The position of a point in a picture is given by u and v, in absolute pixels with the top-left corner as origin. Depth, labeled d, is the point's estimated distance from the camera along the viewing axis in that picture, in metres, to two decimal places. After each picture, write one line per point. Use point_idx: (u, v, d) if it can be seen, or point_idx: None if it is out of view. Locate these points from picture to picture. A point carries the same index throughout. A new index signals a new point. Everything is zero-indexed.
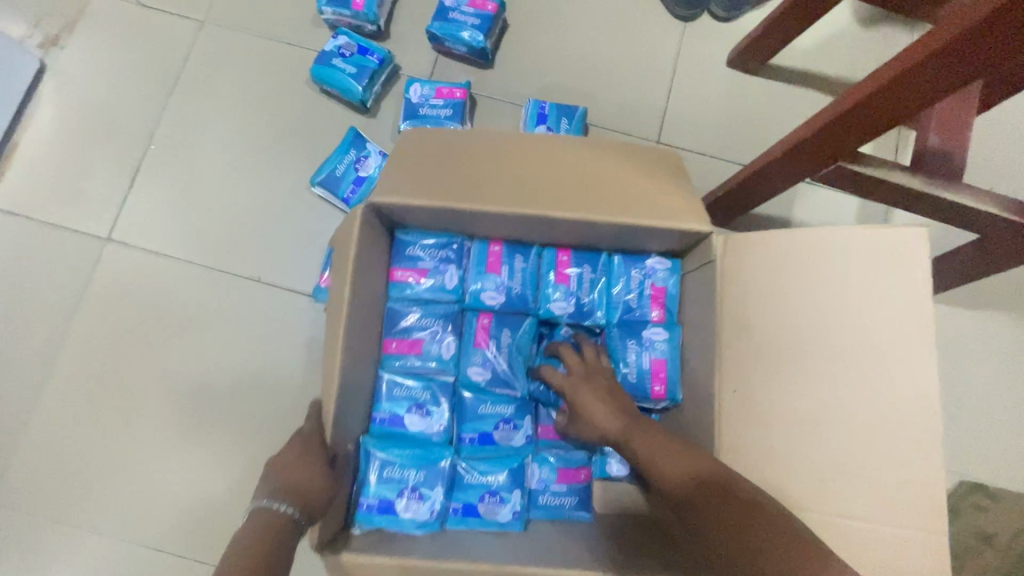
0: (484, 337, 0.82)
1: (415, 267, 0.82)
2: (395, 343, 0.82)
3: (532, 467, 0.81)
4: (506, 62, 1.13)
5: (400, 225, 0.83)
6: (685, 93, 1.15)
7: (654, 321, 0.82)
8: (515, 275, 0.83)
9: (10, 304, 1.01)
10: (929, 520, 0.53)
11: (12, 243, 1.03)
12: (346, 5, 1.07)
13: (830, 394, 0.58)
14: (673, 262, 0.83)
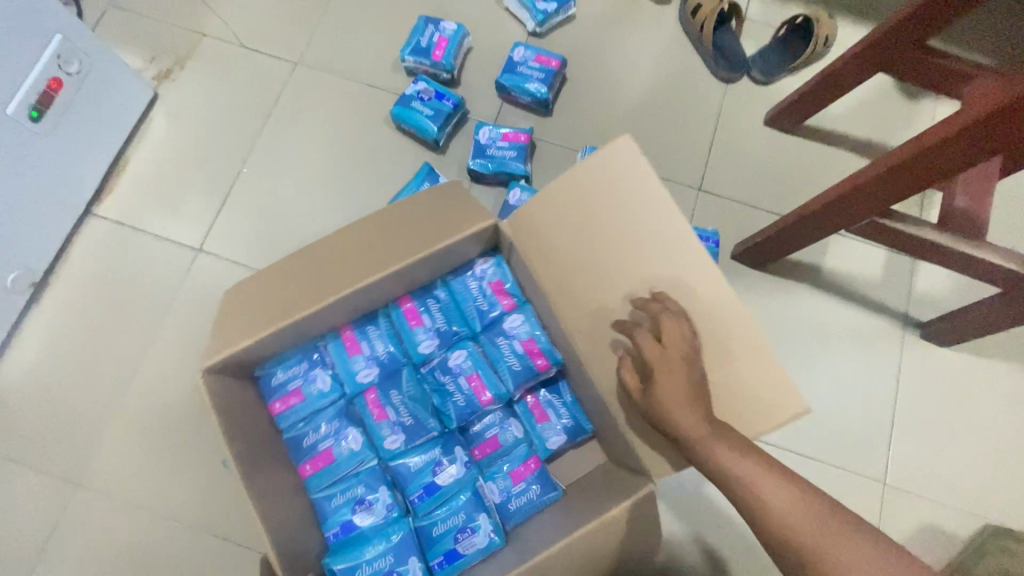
0: (379, 410, 0.92)
1: (287, 392, 0.93)
2: (309, 463, 0.91)
3: (487, 486, 0.92)
4: (564, 112, 1.26)
5: (255, 366, 0.93)
6: (724, 147, 1.26)
7: (508, 310, 0.97)
8: (372, 347, 0.96)
9: (107, 304, 1.12)
10: (748, 348, 0.69)
11: (115, 248, 1.15)
12: (426, 56, 1.21)
13: (653, 264, 0.73)
14: (497, 257, 0.98)
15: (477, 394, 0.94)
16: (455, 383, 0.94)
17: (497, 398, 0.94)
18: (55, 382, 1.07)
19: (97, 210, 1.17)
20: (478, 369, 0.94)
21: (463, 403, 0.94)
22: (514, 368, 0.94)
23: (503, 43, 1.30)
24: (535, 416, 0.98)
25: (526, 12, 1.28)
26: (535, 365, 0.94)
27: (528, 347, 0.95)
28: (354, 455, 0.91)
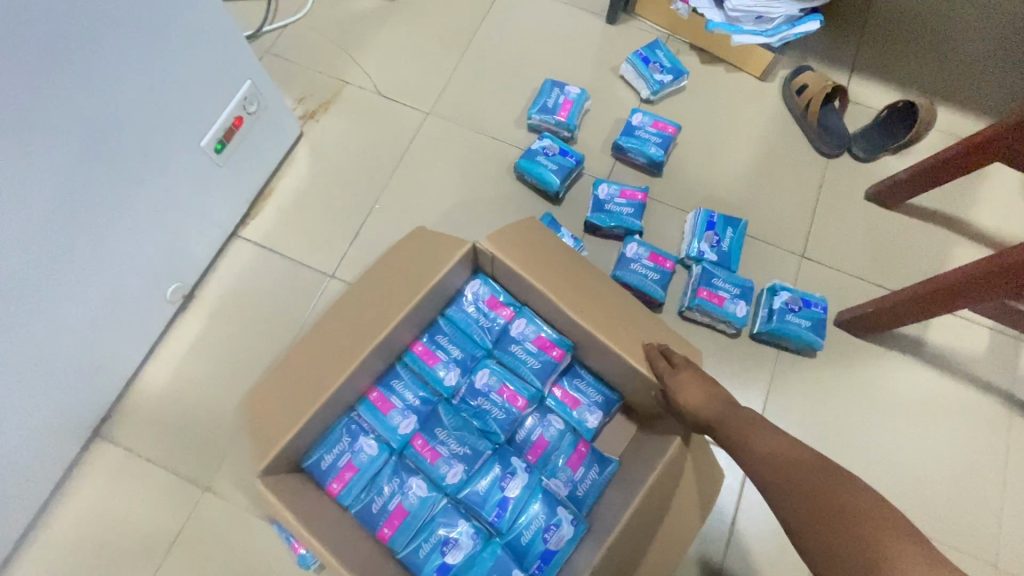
0: (431, 452, 0.99)
1: (339, 469, 0.96)
2: (387, 525, 0.95)
3: (551, 482, 1.00)
4: (674, 174, 1.34)
5: (303, 456, 0.97)
6: (826, 217, 1.31)
7: (508, 319, 1.04)
8: (406, 396, 1.02)
9: (244, 321, 1.20)
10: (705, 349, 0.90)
11: (255, 270, 1.24)
12: (552, 115, 1.32)
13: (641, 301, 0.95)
14: (482, 277, 1.05)
15: (511, 403, 1.01)
16: (487, 401, 1.01)
17: (530, 400, 1.01)
18: (193, 389, 1.14)
19: (242, 232, 1.27)
20: (505, 380, 1.02)
21: (503, 416, 1.00)
22: (536, 367, 1.02)
23: (618, 107, 1.41)
24: (568, 404, 1.06)
25: (644, 82, 1.38)
26: (550, 357, 1.01)
27: (540, 343, 1.02)
28: (424, 501, 0.96)
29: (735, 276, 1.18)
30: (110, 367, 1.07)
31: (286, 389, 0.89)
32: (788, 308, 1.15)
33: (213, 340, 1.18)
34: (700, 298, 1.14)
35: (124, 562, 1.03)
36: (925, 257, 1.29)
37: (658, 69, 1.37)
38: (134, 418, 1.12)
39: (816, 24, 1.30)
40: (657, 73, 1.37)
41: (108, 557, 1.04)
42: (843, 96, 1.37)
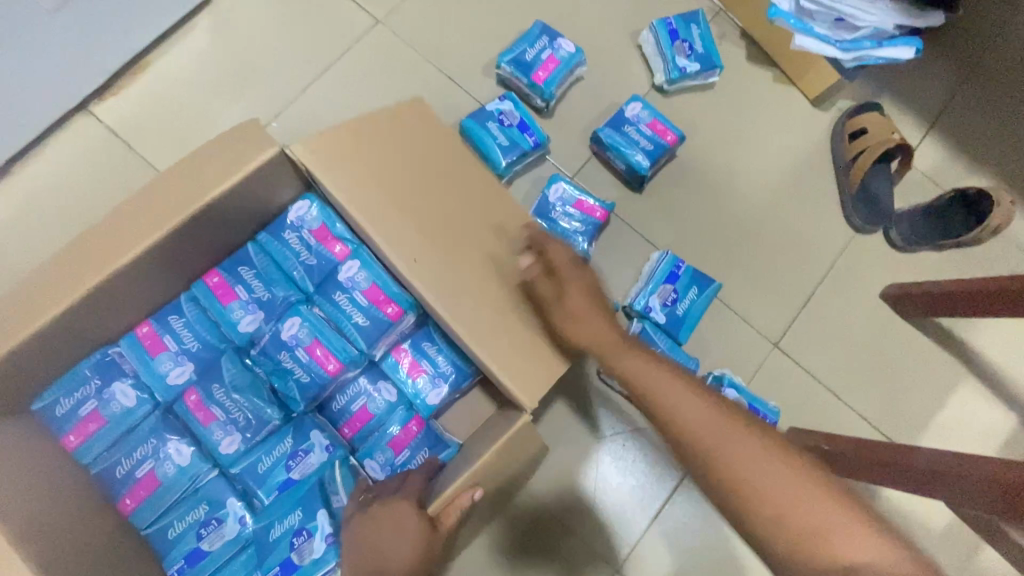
0: (202, 411, 0.73)
1: (80, 419, 0.72)
2: (129, 496, 0.70)
3: (363, 465, 0.78)
4: (658, 194, 1.03)
5: (30, 399, 0.72)
6: (823, 305, 1.03)
7: (339, 258, 0.79)
8: (185, 337, 0.76)
9: (64, 226, 0.94)
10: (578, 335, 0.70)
11: (98, 163, 0.97)
12: (526, 72, 0.98)
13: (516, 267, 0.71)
14: (312, 197, 0.80)
15: (320, 363, 0.76)
16: (291, 358, 0.76)
17: (348, 362, 0.77)
18: None
19: (93, 109, 0.99)
20: (318, 335, 0.77)
21: (309, 379, 0.76)
22: (362, 326, 0.77)
23: (620, 87, 1.08)
24: (405, 370, 0.81)
25: (662, 62, 1.04)
26: (382, 314, 0.78)
27: (373, 296, 0.78)
28: (183, 473, 0.72)
29: (678, 350, 0.92)
30: None
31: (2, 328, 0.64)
32: None
33: (16, 238, 0.93)
34: None
35: None
36: (924, 393, 1.01)
37: (684, 50, 1.03)
38: None
39: (909, 52, 0.95)
40: (681, 56, 1.03)
41: None
42: (906, 157, 1.04)
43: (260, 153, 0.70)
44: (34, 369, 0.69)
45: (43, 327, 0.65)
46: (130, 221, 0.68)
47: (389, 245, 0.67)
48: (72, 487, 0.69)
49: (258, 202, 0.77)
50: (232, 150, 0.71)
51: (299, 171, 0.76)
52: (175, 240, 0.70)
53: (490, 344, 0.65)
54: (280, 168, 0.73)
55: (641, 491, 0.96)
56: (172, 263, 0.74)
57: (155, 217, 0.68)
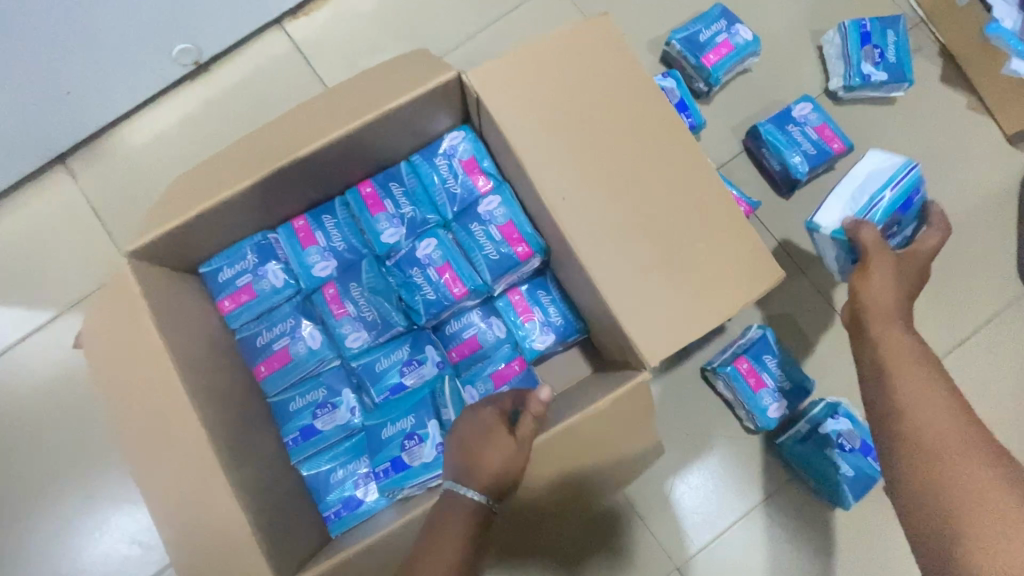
0: (337, 305, 0.80)
1: (236, 288, 0.81)
2: (264, 364, 0.79)
3: (465, 390, 0.82)
4: (806, 203, 0.98)
5: (200, 262, 0.82)
6: (967, 359, 0.93)
7: (482, 192, 0.83)
8: (333, 236, 0.82)
9: (243, 124, 1.05)
10: (719, 308, 0.67)
11: (280, 72, 1.07)
12: (695, 53, 0.96)
13: (664, 228, 0.68)
14: (466, 129, 0.84)
15: (448, 285, 0.80)
16: (422, 276, 0.81)
17: (471, 291, 0.81)
18: (164, 167, 1.04)
19: (286, 24, 1.09)
20: (450, 260, 0.81)
21: (434, 298, 0.81)
22: (491, 260, 0.80)
23: (789, 84, 1.02)
24: (517, 312, 0.86)
25: (843, 65, 0.97)
26: (512, 252, 0.80)
27: (507, 233, 0.80)
28: (312, 355, 0.79)
29: (794, 366, 0.87)
30: (88, 104, 0.96)
31: (200, 192, 0.73)
32: (836, 441, 0.84)
33: (203, 125, 1.05)
34: (735, 368, 0.86)
35: (33, 295, 1.01)
36: None
37: (873, 57, 0.95)
38: (99, 164, 1.04)
39: None
40: (867, 62, 0.96)
41: (22, 283, 1.01)
42: None
43: (437, 76, 0.74)
44: (213, 235, 0.78)
45: (229, 198, 0.73)
46: (321, 122, 0.75)
47: (544, 188, 0.69)
48: (223, 344, 0.79)
49: (422, 128, 0.82)
50: (414, 74, 0.76)
51: (462, 101, 0.80)
52: (348, 146, 0.76)
53: (623, 302, 0.66)
54: (450, 96, 0.77)
55: (721, 496, 0.92)
56: (338, 166, 0.80)
57: (340, 121, 0.74)
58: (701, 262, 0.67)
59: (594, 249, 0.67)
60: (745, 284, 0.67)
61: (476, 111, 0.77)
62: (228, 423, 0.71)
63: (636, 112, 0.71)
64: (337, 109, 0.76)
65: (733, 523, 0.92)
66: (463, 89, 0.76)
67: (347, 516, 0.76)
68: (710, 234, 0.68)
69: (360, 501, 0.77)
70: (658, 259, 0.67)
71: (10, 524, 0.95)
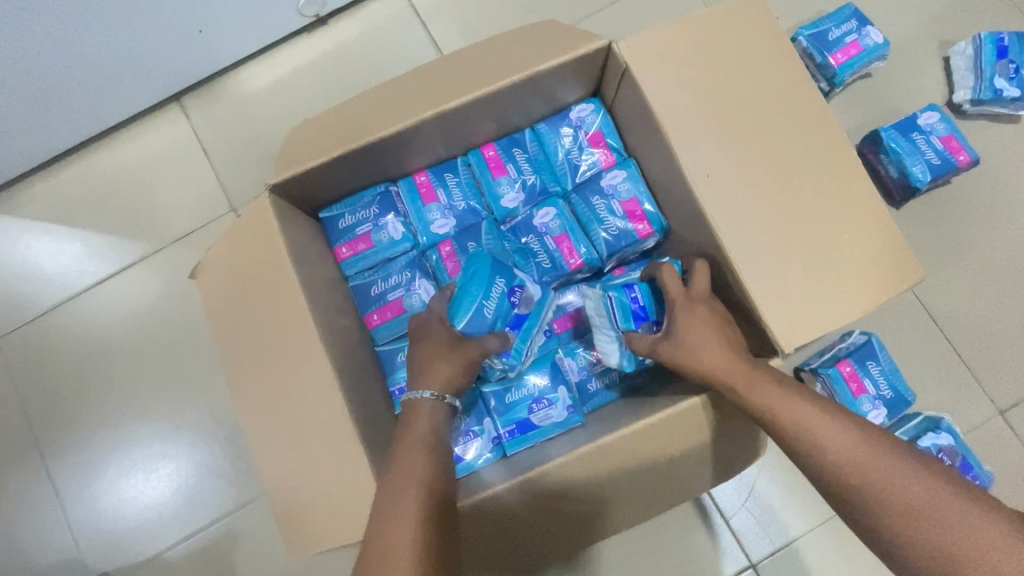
0: (453, 264, 0.80)
1: (355, 236, 0.82)
2: (377, 313, 0.81)
3: (565, 360, 0.81)
4: (918, 214, 0.96)
5: (322, 208, 0.83)
6: None
7: (605, 166, 0.82)
8: (453, 195, 0.83)
9: (356, 81, 1.06)
10: (856, 304, 0.66)
11: (397, 34, 1.08)
12: (823, 51, 0.95)
13: (806, 218, 0.67)
14: (595, 103, 0.83)
15: (564, 255, 0.80)
16: (539, 243, 0.81)
17: (587, 264, 0.81)
18: (275, 116, 1.06)
19: None
20: (568, 230, 0.81)
21: (549, 266, 0.81)
22: (609, 234, 0.80)
23: (910, 93, 1.00)
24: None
25: (973, 78, 0.95)
26: (632, 228, 0.80)
27: (629, 209, 0.80)
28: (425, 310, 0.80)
29: (898, 376, 0.86)
30: (212, 45, 0.98)
31: (340, 136, 0.74)
32: (936, 455, 0.82)
33: (317, 78, 1.07)
34: (837, 371, 0.85)
35: (137, 226, 1.03)
36: None
37: (1007, 72, 0.93)
38: (212, 107, 1.06)
39: None
40: (1000, 77, 0.94)
41: (128, 214, 1.04)
42: None
43: (587, 43, 0.73)
44: (340, 181, 0.79)
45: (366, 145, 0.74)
46: (461, 79, 0.75)
47: (686, 165, 0.69)
48: (340, 290, 0.80)
49: (554, 97, 0.82)
50: (558, 39, 0.76)
51: (600, 72, 0.79)
52: (484, 105, 0.76)
53: (761, 286, 0.65)
54: (591, 65, 0.77)
55: (803, 506, 0.96)
56: (468, 126, 0.80)
57: (482, 79, 0.74)
58: (843, 256, 0.67)
59: (736, 231, 0.67)
60: (887, 282, 0.66)
61: (616, 83, 0.77)
62: (348, 366, 0.72)
63: (786, 98, 0.71)
64: (478, 68, 0.76)
65: (812, 534, 0.95)
66: (607, 60, 0.75)
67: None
68: (854, 228, 0.67)
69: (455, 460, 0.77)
70: (799, 248, 0.66)
71: (99, 445, 0.98)
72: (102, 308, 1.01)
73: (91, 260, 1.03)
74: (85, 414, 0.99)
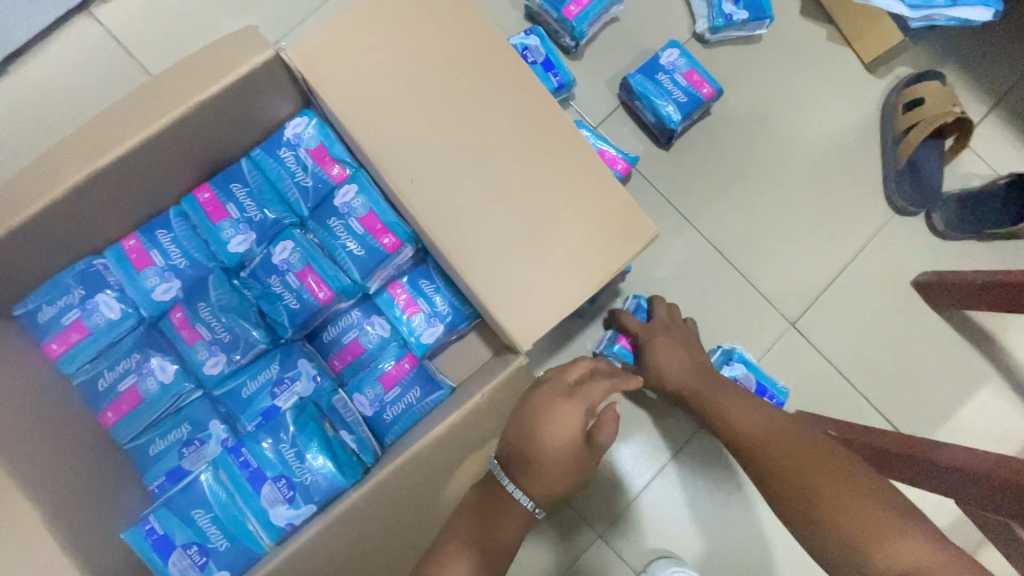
0: (188, 331, 0.71)
1: (63, 327, 0.70)
2: (111, 409, 0.70)
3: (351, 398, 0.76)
4: (687, 152, 0.96)
5: (12, 303, 0.70)
6: (847, 290, 0.98)
7: (336, 182, 0.74)
8: (170, 251, 0.72)
9: (59, 134, 0.90)
10: (590, 282, 0.63)
11: (96, 68, 0.92)
12: (557, 5, 0.90)
13: (523, 201, 0.63)
14: (309, 114, 0.74)
15: (311, 291, 0.72)
16: (282, 283, 0.72)
17: (340, 293, 0.73)
18: None
19: (95, 10, 0.93)
20: (310, 262, 0.73)
21: (298, 306, 0.73)
22: (354, 257, 0.73)
23: (659, 29, 0.99)
24: (400, 305, 0.79)
25: (707, 7, 0.95)
26: (378, 245, 0.73)
27: (369, 223, 0.73)
28: (166, 389, 0.70)
29: None
30: None
31: None
32: (734, 386, 0.85)
33: (9, 139, 0.90)
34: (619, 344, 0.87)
35: None
36: (935, 391, 0.97)
37: None
38: None
39: (981, 13, 0.87)
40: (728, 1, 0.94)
41: None
42: (963, 134, 0.95)
43: (253, 55, 0.63)
44: (16, 268, 0.66)
45: (15, 228, 0.61)
46: (119, 123, 0.63)
47: (389, 171, 0.62)
48: (55, 395, 0.68)
49: (257, 118, 0.72)
50: (225, 52, 0.65)
51: (294, 82, 0.70)
52: (161, 146, 0.65)
53: (490, 287, 0.61)
54: (275, 77, 0.67)
55: (635, 464, 0.94)
56: (159, 171, 0.69)
57: (141, 120, 0.63)
58: (570, 232, 0.63)
59: (453, 232, 0.61)
60: (616, 250, 0.63)
61: (310, 91, 0.68)
62: (66, 486, 0.62)
63: (483, 72, 0.64)
64: (139, 105, 0.64)
65: (646, 490, 0.93)
66: (289, 68, 0.66)
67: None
68: (577, 199, 0.64)
69: (216, 555, 0.64)
70: (520, 235, 0.62)
71: None
72: None
73: None
74: None
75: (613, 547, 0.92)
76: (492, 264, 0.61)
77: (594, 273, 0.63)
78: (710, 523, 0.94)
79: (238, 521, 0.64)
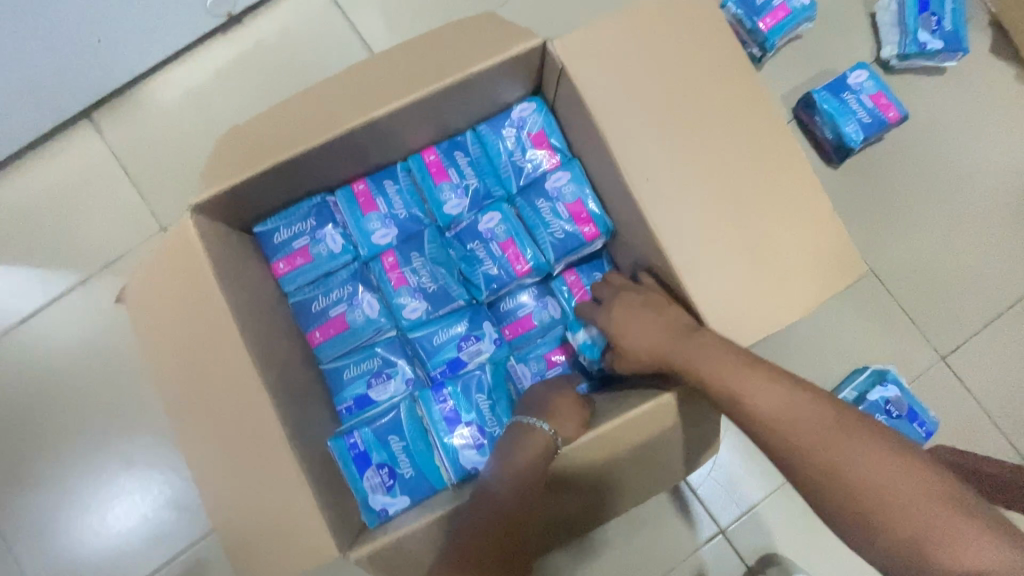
0: (397, 273, 0.78)
1: (292, 250, 0.79)
2: (319, 330, 0.79)
3: (517, 366, 0.80)
4: (854, 176, 0.98)
5: (254, 221, 0.79)
6: (1003, 331, 0.95)
7: (550, 168, 0.81)
8: (395, 204, 0.81)
9: (279, 81, 1.01)
10: (794, 279, 0.65)
11: (319, 28, 1.03)
12: (752, 17, 0.94)
13: (738, 194, 0.66)
14: (537, 101, 0.81)
15: (510, 262, 0.79)
16: (485, 250, 0.79)
17: (535, 269, 0.79)
18: (197, 125, 1.00)
19: None
20: (514, 236, 0.79)
21: (496, 273, 0.79)
22: (555, 239, 0.79)
23: (841, 52, 1.00)
24: (574, 295, 0.82)
25: (898, 34, 0.97)
26: (580, 233, 0.79)
27: (574, 211, 0.79)
28: (370, 323, 0.78)
29: None
30: (113, 55, 0.91)
31: (255, 147, 0.69)
32: (884, 407, 0.87)
33: (237, 80, 1.01)
34: None
35: (58, 255, 0.97)
36: None
37: (929, 24, 0.95)
38: (126, 121, 1.00)
39: None
40: (924, 30, 0.95)
41: (44, 245, 0.97)
42: None
43: (524, 42, 0.69)
44: (268, 196, 0.75)
45: (282, 157, 0.69)
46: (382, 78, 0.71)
47: (620, 151, 0.66)
48: (277, 310, 0.77)
49: (490, 94, 0.78)
50: (493, 37, 0.71)
51: (539, 71, 0.76)
52: (416, 110, 0.72)
53: (700, 269, 0.65)
54: (529, 63, 0.73)
55: (761, 472, 0.97)
56: (402, 134, 0.77)
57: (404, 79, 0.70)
58: (784, 227, 0.66)
59: (671, 220, 0.65)
60: (820, 263, 0.66)
61: (554, 81, 0.74)
62: (288, 392, 0.69)
63: (717, 68, 0.68)
64: (403, 67, 0.71)
65: (771, 499, 0.97)
66: (544, 59, 0.72)
67: (387, 499, 0.71)
68: (789, 200, 0.67)
69: (402, 480, 0.72)
70: (734, 226, 0.65)
71: (45, 490, 0.93)
72: (30, 349, 0.95)
73: (13, 298, 0.96)
74: (27, 458, 0.93)
75: (731, 543, 0.96)
76: (705, 249, 0.65)
77: (798, 272, 0.66)
78: (828, 540, 0.96)
79: (427, 455, 0.73)
